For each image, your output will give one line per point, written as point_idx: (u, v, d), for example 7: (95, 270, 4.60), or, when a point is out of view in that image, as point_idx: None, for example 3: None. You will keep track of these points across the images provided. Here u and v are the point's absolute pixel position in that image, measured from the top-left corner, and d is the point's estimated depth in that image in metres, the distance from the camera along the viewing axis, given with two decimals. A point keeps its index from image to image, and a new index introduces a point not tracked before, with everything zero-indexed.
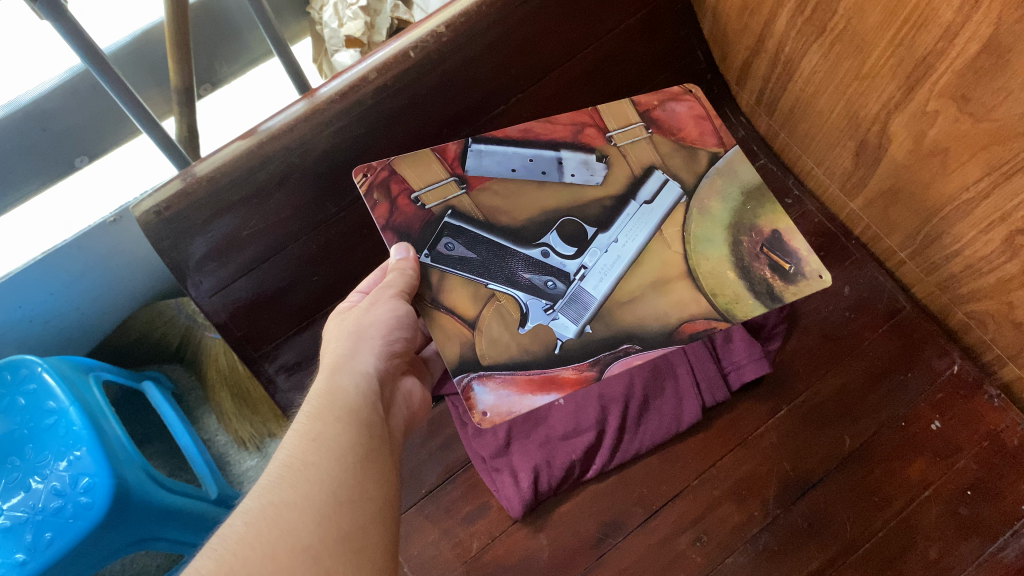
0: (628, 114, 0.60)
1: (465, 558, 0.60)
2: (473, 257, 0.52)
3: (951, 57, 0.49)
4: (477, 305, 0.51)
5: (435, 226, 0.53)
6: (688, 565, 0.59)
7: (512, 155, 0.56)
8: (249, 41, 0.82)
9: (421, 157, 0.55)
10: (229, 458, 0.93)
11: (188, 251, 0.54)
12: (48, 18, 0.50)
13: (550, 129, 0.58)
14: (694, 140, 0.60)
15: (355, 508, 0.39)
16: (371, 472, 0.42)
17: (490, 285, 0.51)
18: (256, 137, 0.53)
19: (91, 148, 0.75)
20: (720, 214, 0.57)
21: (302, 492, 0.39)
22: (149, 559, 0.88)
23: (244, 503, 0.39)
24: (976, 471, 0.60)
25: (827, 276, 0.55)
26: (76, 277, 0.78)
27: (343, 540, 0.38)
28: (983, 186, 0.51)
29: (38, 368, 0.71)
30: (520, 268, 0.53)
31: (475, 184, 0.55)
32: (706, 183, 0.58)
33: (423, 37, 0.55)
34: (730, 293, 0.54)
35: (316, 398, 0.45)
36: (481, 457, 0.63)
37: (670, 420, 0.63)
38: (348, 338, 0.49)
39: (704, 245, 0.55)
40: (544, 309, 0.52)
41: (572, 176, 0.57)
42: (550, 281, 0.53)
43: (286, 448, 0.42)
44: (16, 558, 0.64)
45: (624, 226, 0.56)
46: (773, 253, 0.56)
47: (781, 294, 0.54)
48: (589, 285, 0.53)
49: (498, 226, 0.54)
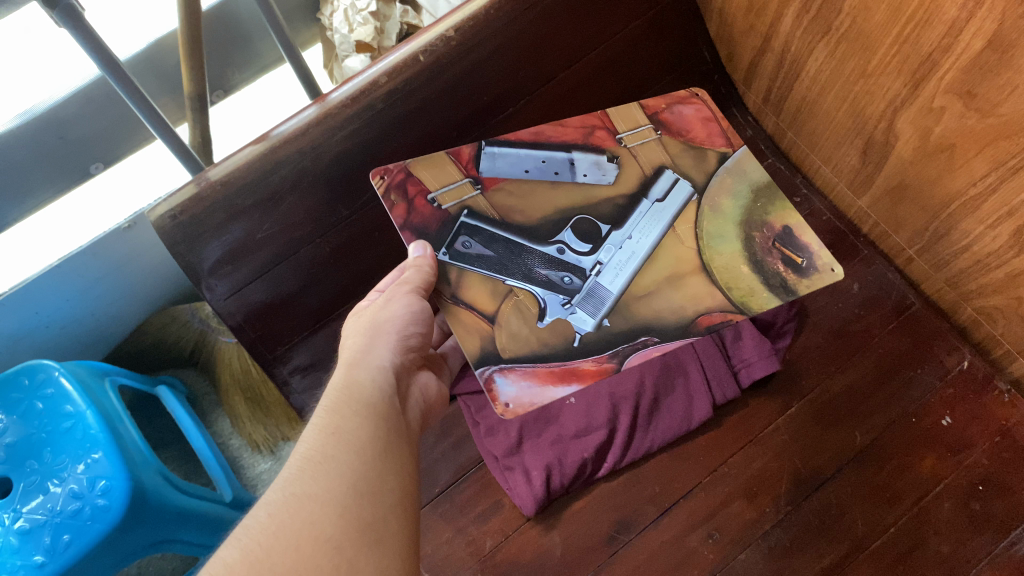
0: (636, 117, 0.61)
1: (479, 557, 0.61)
2: (490, 254, 0.53)
3: (957, 53, 0.49)
4: (496, 300, 0.51)
5: (452, 225, 0.53)
6: (700, 562, 0.59)
7: (525, 157, 0.57)
8: (261, 48, 0.83)
9: (435, 160, 0.55)
10: (243, 461, 0.94)
11: (203, 255, 0.55)
12: (67, 26, 0.51)
13: (562, 131, 0.59)
14: (703, 141, 0.61)
15: (375, 501, 0.39)
16: (390, 466, 0.42)
17: (508, 281, 0.52)
18: (268, 142, 0.54)
19: (106, 155, 0.77)
20: (732, 211, 0.58)
21: (325, 485, 0.39)
22: (165, 562, 0.89)
23: (267, 495, 0.40)
24: (987, 466, 0.60)
25: (839, 269, 0.55)
26: (93, 282, 0.79)
27: (364, 531, 0.38)
28: (990, 181, 0.51)
29: (55, 373, 0.72)
30: (537, 264, 0.53)
31: (489, 185, 0.56)
32: (716, 182, 0.59)
33: (432, 41, 0.56)
34: (745, 287, 0.54)
35: (334, 393, 0.45)
36: (493, 455, 0.64)
37: (681, 418, 0.63)
38: (364, 334, 0.49)
39: (717, 241, 0.56)
40: (562, 304, 0.52)
41: (584, 177, 0.58)
42: (567, 277, 0.53)
43: (306, 443, 0.42)
44: (34, 561, 0.64)
45: (637, 223, 0.56)
46: (785, 248, 0.56)
47: (794, 287, 0.54)
48: (604, 280, 0.54)
49: (513, 225, 0.55)
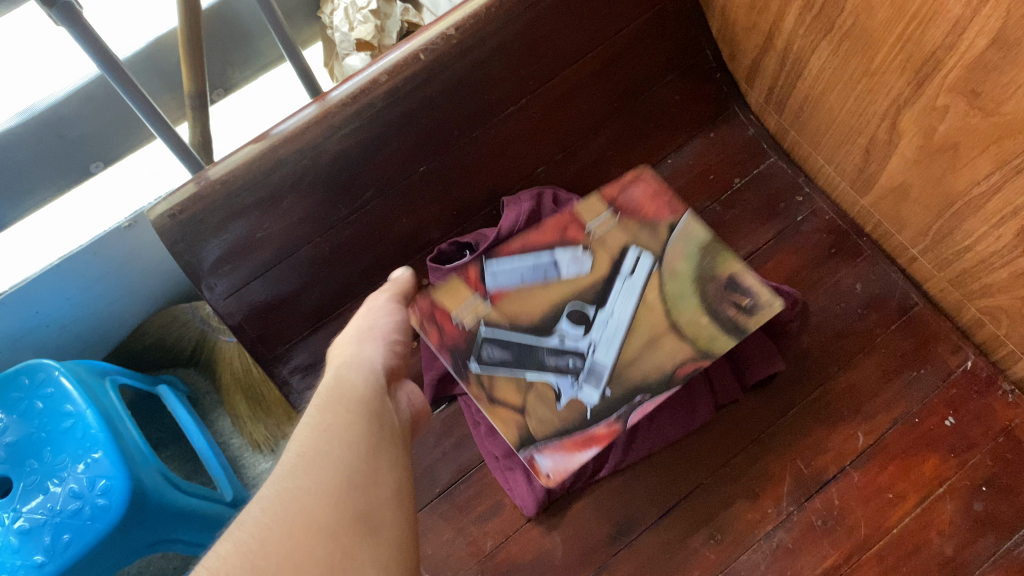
0: (598, 208, 0.62)
1: (479, 557, 0.60)
2: (508, 355, 0.56)
3: (960, 51, 0.48)
4: (521, 394, 0.54)
5: (472, 338, 0.56)
6: (702, 563, 0.59)
7: (516, 266, 0.60)
8: (262, 46, 0.83)
9: (450, 284, 0.59)
10: (243, 461, 0.94)
11: (202, 253, 0.55)
12: (65, 24, 0.51)
13: (539, 234, 0.61)
14: (653, 214, 0.62)
15: (369, 491, 0.39)
16: (384, 458, 0.42)
17: (526, 375, 0.55)
18: (269, 140, 0.54)
19: (106, 154, 0.77)
20: (685, 270, 0.59)
21: (318, 475, 0.39)
22: (165, 561, 0.89)
23: (262, 491, 0.39)
24: (991, 467, 0.60)
25: (778, 300, 0.57)
26: (92, 281, 0.79)
27: (359, 519, 0.38)
28: (994, 180, 0.51)
29: (55, 372, 0.72)
30: (546, 354, 0.56)
31: (496, 297, 0.58)
32: (668, 246, 0.60)
33: (432, 39, 0.56)
34: (706, 334, 0.56)
35: (324, 392, 0.45)
36: (494, 456, 0.63)
37: (686, 418, 0.62)
38: (354, 341, 0.50)
39: (674, 301, 0.58)
40: (571, 383, 0.54)
41: (566, 273, 0.59)
42: (571, 360, 0.55)
43: (299, 439, 0.42)
44: (34, 560, 0.64)
45: (616, 300, 0.58)
46: (733, 292, 0.58)
47: (745, 327, 0.56)
48: (600, 355, 0.55)
49: (520, 323, 0.57)
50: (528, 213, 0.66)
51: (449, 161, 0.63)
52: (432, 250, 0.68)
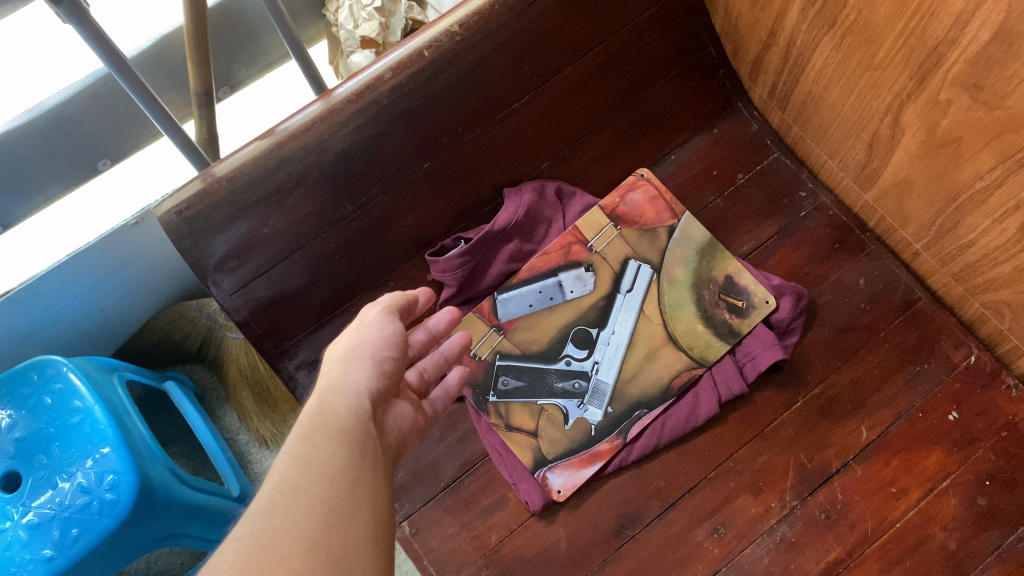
0: (599, 220, 0.69)
1: (484, 551, 0.61)
2: (523, 384, 0.65)
3: (963, 45, 0.49)
4: (534, 418, 0.64)
5: (491, 371, 0.65)
6: (705, 556, 0.59)
7: (527, 292, 0.67)
8: (268, 43, 0.84)
9: (467, 320, 0.67)
10: (250, 457, 0.94)
11: (209, 249, 0.56)
12: (72, 22, 0.52)
13: (546, 258, 0.68)
14: (653, 221, 0.69)
15: (346, 532, 0.36)
16: (364, 497, 0.38)
17: (539, 401, 0.64)
18: (274, 137, 0.55)
19: (113, 151, 0.79)
20: (684, 279, 0.67)
21: (296, 515, 0.36)
22: (172, 557, 0.90)
23: (236, 529, 0.36)
24: (994, 461, 0.60)
25: (772, 300, 0.66)
26: (100, 278, 0.79)
27: (331, 566, 0.34)
28: (997, 174, 0.51)
29: (64, 368, 0.72)
30: (554, 380, 0.65)
31: (508, 327, 0.66)
32: (669, 256, 0.68)
33: (435, 36, 0.56)
34: (702, 342, 0.65)
35: (306, 420, 0.41)
36: (498, 450, 0.64)
37: (688, 415, 0.63)
38: (340, 361, 0.45)
39: (676, 310, 0.66)
40: (577, 405, 0.64)
41: (570, 293, 0.67)
42: (576, 383, 0.65)
43: (277, 473, 0.38)
44: (44, 554, 0.65)
45: (617, 318, 0.66)
46: (729, 296, 0.66)
47: (739, 330, 0.66)
48: (603, 375, 0.65)
49: (531, 353, 0.66)
50: (528, 206, 0.68)
51: (454, 157, 0.64)
52: (434, 245, 0.69)
